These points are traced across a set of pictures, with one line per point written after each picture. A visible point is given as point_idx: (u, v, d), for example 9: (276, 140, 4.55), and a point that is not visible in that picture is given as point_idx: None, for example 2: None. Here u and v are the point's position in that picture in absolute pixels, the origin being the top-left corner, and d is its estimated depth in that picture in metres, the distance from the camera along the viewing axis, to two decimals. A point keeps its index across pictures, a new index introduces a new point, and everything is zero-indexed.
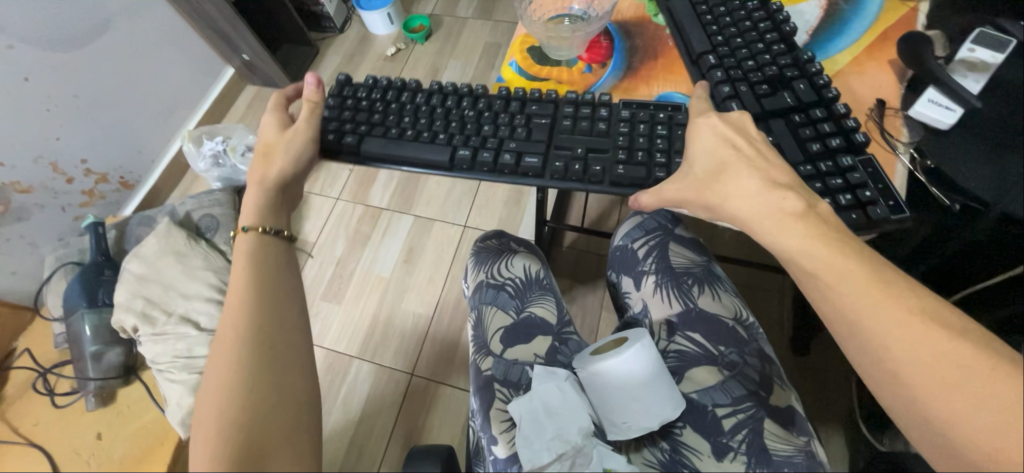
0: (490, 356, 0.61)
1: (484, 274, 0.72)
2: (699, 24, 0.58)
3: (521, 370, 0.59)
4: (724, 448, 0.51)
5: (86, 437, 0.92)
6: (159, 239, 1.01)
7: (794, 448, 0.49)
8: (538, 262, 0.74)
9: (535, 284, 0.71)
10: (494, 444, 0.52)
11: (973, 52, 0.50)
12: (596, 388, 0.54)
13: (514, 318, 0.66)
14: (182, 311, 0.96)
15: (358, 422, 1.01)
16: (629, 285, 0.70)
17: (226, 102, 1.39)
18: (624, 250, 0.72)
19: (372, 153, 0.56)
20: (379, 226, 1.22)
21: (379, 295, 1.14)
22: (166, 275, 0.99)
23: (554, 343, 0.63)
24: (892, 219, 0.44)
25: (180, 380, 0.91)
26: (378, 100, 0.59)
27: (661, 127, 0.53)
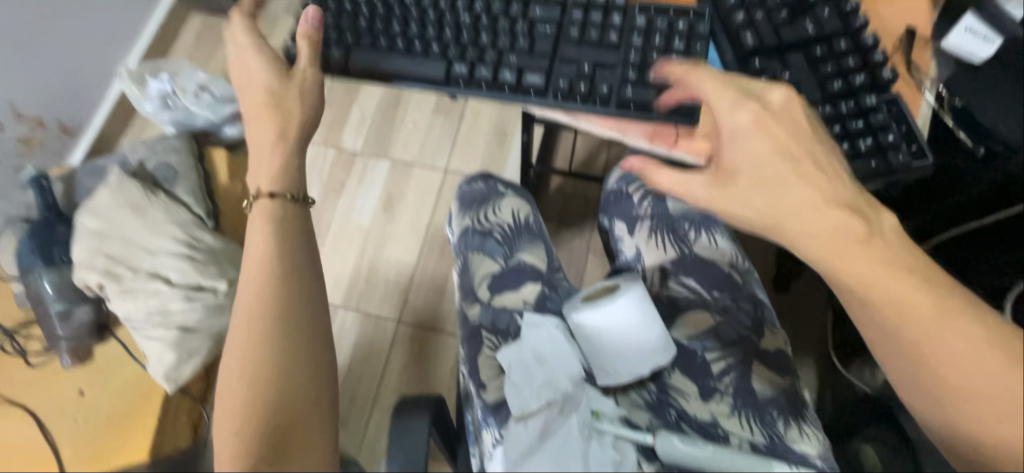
0: (477, 303, 0.59)
1: (469, 220, 0.66)
2: None
3: (509, 318, 0.57)
4: (711, 389, 0.53)
5: (67, 394, 0.90)
6: (111, 192, 0.93)
7: (778, 389, 0.52)
8: (527, 206, 0.69)
9: (525, 230, 0.67)
10: (482, 390, 0.52)
11: (970, 29, 0.49)
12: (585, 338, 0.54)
13: (502, 266, 0.63)
14: (150, 267, 0.91)
15: (348, 368, 1.02)
16: (623, 231, 0.68)
17: (168, 32, 1.23)
18: (618, 193, 0.71)
19: (361, 65, 0.52)
20: (354, 171, 1.15)
21: (360, 243, 1.10)
22: (126, 230, 0.92)
23: (543, 289, 0.61)
24: (913, 164, 0.44)
25: (158, 336, 0.89)
26: (366, 3, 0.53)
27: (678, 40, 0.49)
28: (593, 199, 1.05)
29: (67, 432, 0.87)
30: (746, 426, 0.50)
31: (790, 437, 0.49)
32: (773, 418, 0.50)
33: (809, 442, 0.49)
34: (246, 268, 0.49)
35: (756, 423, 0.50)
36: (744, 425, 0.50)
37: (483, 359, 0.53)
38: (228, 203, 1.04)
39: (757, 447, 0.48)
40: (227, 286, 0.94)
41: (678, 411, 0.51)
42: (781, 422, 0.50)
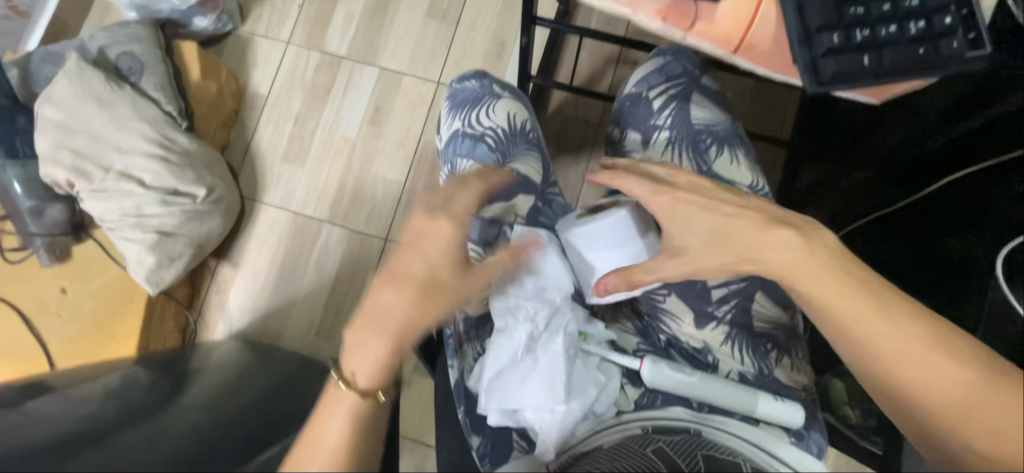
0: (466, 212, 0.54)
1: (460, 122, 0.61)
2: None
3: (499, 230, 0.54)
4: (708, 316, 0.50)
5: (50, 291, 0.90)
6: (71, 81, 0.85)
7: (777, 323, 0.50)
8: (524, 113, 0.63)
9: (519, 137, 0.61)
10: None
11: None
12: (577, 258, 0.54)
13: (495, 175, 0.57)
14: (121, 167, 0.86)
15: (333, 284, 1.01)
16: (635, 143, 0.60)
17: None
18: (636, 97, 0.61)
19: None
20: (340, 78, 1.06)
21: (346, 157, 1.04)
22: (91, 125, 0.85)
23: (536, 203, 0.57)
24: (968, 54, 0.40)
25: (136, 238, 0.87)
26: None
27: None
28: (593, 124, 0.99)
29: (54, 327, 0.89)
30: (738, 355, 0.50)
31: (779, 369, 0.49)
32: (766, 350, 0.50)
33: (797, 374, 0.49)
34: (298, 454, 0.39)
35: (747, 352, 0.50)
36: (733, 353, 0.50)
37: None
38: (202, 103, 0.98)
39: (746, 376, 0.48)
40: (206, 193, 0.90)
41: (668, 337, 0.52)
42: (774, 354, 0.49)
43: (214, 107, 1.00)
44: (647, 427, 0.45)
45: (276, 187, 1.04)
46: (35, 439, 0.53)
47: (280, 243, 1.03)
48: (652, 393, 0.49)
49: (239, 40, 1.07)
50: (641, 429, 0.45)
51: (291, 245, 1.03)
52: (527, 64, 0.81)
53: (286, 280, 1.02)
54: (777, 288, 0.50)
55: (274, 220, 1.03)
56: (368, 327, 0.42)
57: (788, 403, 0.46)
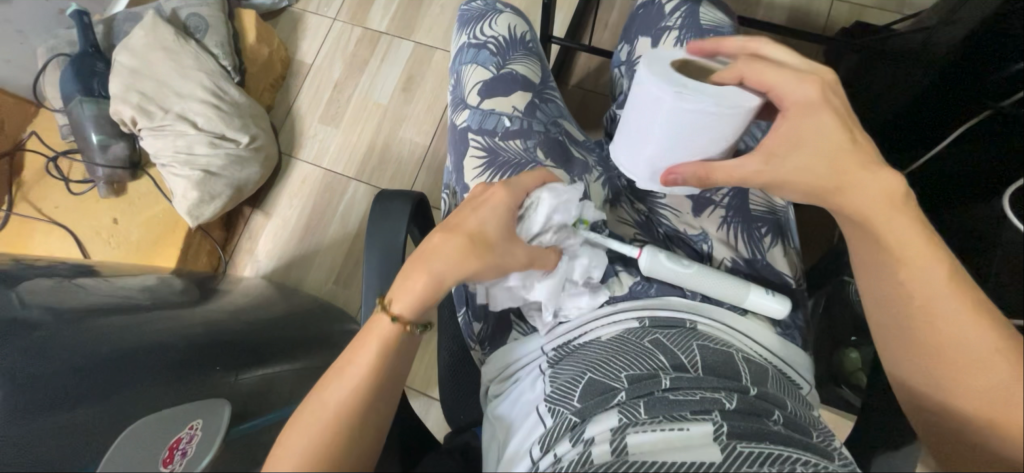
0: (466, 110, 0.59)
1: (465, 37, 0.63)
2: None
3: (496, 121, 0.57)
4: (706, 203, 0.54)
5: (103, 220, 1.00)
6: (148, 33, 0.97)
7: (770, 209, 0.54)
8: (523, 25, 0.64)
9: (520, 45, 0.62)
10: (467, 189, 0.56)
11: None
12: (670, 125, 0.44)
13: (494, 74, 0.60)
14: (179, 110, 0.96)
15: (355, 236, 1.07)
16: (645, 46, 0.61)
17: None
18: (648, 6, 0.62)
19: None
20: (378, 50, 1.15)
21: (376, 122, 1.12)
22: (159, 72, 0.96)
23: (533, 99, 0.59)
24: None
25: (183, 175, 0.96)
26: None
27: None
28: None
29: (102, 252, 0.98)
30: (732, 240, 0.53)
31: (773, 254, 0.52)
32: (760, 233, 0.53)
33: (785, 257, 0.52)
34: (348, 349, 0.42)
35: (742, 235, 0.53)
36: (730, 235, 0.53)
37: (468, 158, 0.57)
38: (255, 64, 1.08)
39: (738, 261, 0.52)
40: (249, 141, 0.99)
41: (667, 228, 0.55)
42: (767, 236, 0.53)
43: (264, 69, 1.10)
44: (644, 320, 0.47)
45: (310, 145, 1.12)
46: (77, 302, 0.58)
47: (309, 196, 1.09)
48: (646, 281, 0.51)
49: (292, 15, 1.19)
50: (639, 322, 0.47)
51: (319, 198, 1.09)
52: (549, 26, 0.86)
53: (312, 230, 1.08)
54: None
55: (306, 174, 1.10)
56: (416, 270, 0.42)
57: (777, 297, 0.48)
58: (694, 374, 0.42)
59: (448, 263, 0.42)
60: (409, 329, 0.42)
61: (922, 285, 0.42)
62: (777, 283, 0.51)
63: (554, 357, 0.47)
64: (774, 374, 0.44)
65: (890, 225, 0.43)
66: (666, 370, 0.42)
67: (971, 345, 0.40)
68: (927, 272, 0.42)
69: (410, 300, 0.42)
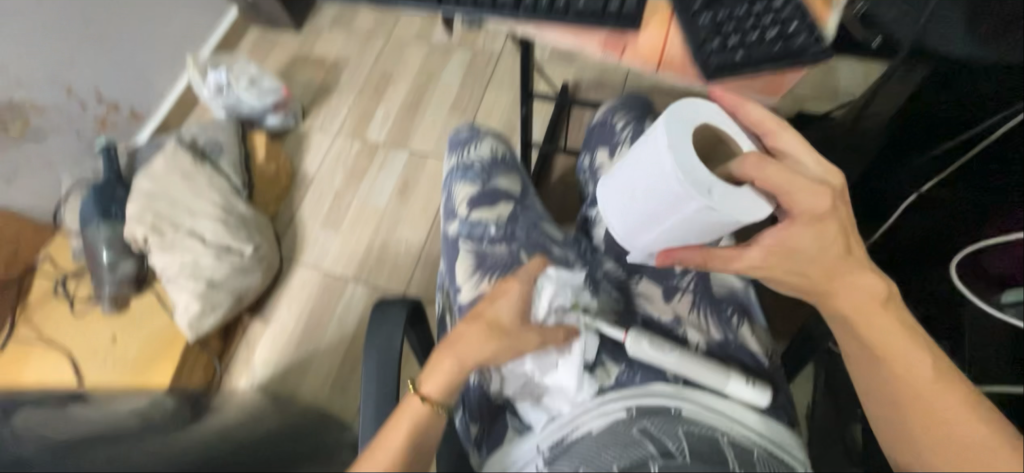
0: (456, 220, 0.64)
1: (454, 160, 0.69)
2: None
3: (483, 229, 0.62)
4: (673, 289, 0.58)
5: (103, 338, 1.01)
6: (167, 159, 1.07)
7: (731, 288, 0.58)
8: (503, 145, 0.71)
9: (500, 163, 0.68)
10: (460, 292, 0.59)
11: None
12: (681, 220, 0.47)
13: (479, 189, 0.65)
14: (190, 226, 1.02)
15: (353, 335, 1.07)
16: (603, 156, 0.68)
17: (230, 42, 1.47)
18: (603, 124, 0.70)
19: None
20: (376, 159, 1.26)
21: (374, 224, 1.18)
22: (174, 193, 1.04)
23: (515, 209, 0.64)
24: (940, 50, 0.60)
25: (187, 287, 0.99)
26: None
27: None
28: None
29: (98, 371, 0.98)
30: (703, 323, 0.56)
31: (742, 333, 0.55)
32: (727, 313, 0.56)
33: (755, 335, 0.55)
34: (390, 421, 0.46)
35: (711, 315, 0.56)
36: (701, 317, 0.56)
37: (459, 264, 0.60)
38: (262, 179, 1.17)
39: (711, 344, 0.54)
40: (253, 250, 1.04)
41: (643, 317, 0.57)
42: (735, 316, 0.56)
43: (270, 183, 1.19)
44: (631, 409, 0.46)
45: (312, 249, 1.17)
46: (70, 430, 0.57)
47: (308, 299, 1.12)
48: (631, 370, 0.53)
49: (298, 134, 1.32)
50: (626, 411, 0.46)
51: (318, 301, 1.11)
52: (529, 133, 0.96)
53: (311, 332, 1.09)
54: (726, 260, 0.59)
55: (305, 278, 1.14)
56: (444, 354, 0.48)
57: (757, 388, 0.49)
58: (682, 461, 0.41)
59: (469, 346, 0.48)
60: (438, 409, 0.46)
61: (907, 376, 0.45)
62: (751, 363, 0.53)
63: (551, 455, 0.45)
64: (761, 457, 0.43)
65: (875, 322, 0.46)
66: (654, 458, 0.41)
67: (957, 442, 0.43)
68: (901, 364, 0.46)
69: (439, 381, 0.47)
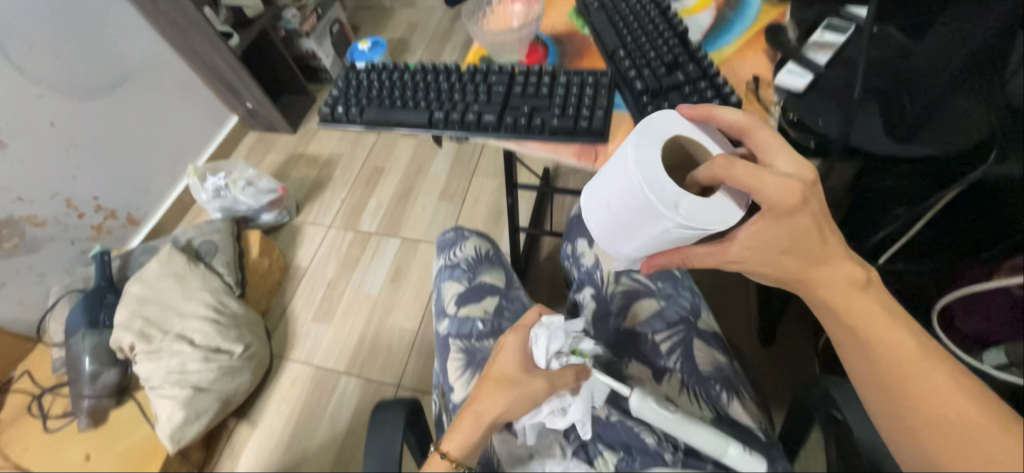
0: (445, 319, 0.66)
1: (442, 259, 0.73)
2: (612, 27, 0.57)
3: (472, 325, 0.64)
4: (662, 370, 0.58)
5: (75, 457, 0.95)
6: (161, 263, 1.07)
7: (718, 364, 0.58)
8: (487, 242, 0.75)
9: (484, 259, 0.72)
10: (453, 390, 0.60)
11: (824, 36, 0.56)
12: (656, 234, 0.39)
13: (466, 286, 0.68)
14: (179, 329, 1.01)
15: (345, 434, 1.03)
16: (584, 244, 0.73)
17: (230, 146, 1.57)
18: (579, 216, 0.76)
19: (372, 118, 0.55)
20: (368, 249, 1.29)
21: (366, 314, 1.18)
22: (165, 296, 1.04)
23: (500, 302, 0.67)
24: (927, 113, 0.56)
25: (172, 395, 0.95)
26: (391, 78, 0.57)
27: (593, 85, 0.51)
28: None
29: None
30: (696, 404, 0.55)
31: (735, 411, 0.54)
32: (717, 391, 0.56)
33: (751, 413, 0.54)
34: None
35: (701, 395, 0.55)
36: (692, 398, 0.55)
37: (450, 362, 0.61)
38: (255, 275, 1.18)
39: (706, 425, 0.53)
40: (243, 349, 1.02)
41: None
42: (725, 394, 0.55)
43: (262, 278, 1.20)
44: None
45: (302, 344, 1.15)
46: None
47: (298, 397, 1.08)
48: (629, 456, 0.53)
49: (292, 228, 1.36)
50: None
51: (309, 399, 1.07)
52: (516, 218, 1.01)
53: (300, 433, 1.03)
54: (709, 337, 0.60)
55: (297, 374, 1.11)
56: (461, 415, 0.52)
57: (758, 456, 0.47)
58: None
59: (483, 400, 0.51)
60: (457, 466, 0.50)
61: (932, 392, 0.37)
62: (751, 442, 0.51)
63: None
64: None
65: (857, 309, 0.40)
66: None
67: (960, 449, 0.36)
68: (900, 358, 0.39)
69: (456, 442, 0.50)
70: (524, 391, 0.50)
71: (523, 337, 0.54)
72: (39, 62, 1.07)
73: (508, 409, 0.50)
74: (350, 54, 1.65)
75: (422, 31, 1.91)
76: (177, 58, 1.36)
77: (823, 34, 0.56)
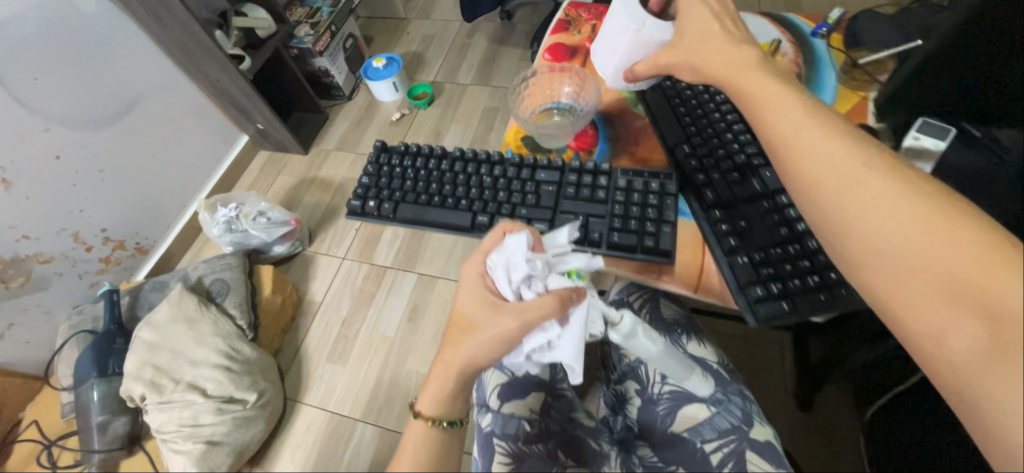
0: (489, 412, 0.70)
1: None
2: (673, 116, 0.61)
3: (517, 424, 0.68)
4: None
5: None
6: (171, 306, 1.04)
7: None
8: None
9: None
10: None
11: (919, 139, 0.58)
12: (621, 44, 0.60)
13: (510, 377, 0.74)
14: (190, 378, 0.98)
15: None
16: None
17: (241, 166, 1.51)
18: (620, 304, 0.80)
19: (406, 215, 0.59)
20: (384, 284, 1.25)
21: (383, 356, 1.14)
22: (176, 343, 1.00)
23: (546, 399, 0.72)
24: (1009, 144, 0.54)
25: (184, 450, 0.92)
26: (418, 167, 0.63)
27: (654, 196, 0.55)
28: None
29: None
30: None
31: None
32: None
33: None
34: (408, 432, 0.58)
35: None
36: None
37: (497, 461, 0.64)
38: (268, 315, 1.14)
39: None
40: (257, 398, 0.98)
41: None
42: None
43: (276, 317, 1.15)
44: None
45: (317, 387, 1.12)
46: None
47: (313, 445, 1.04)
48: None
49: (305, 258, 1.32)
50: None
51: (323, 447, 1.03)
52: None
53: None
54: (766, 448, 0.62)
55: (312, 420, 1.07)
56: (433, 368, 0.58)
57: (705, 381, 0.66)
58: None
59: (451, 346, 0.57)
60: (431, 422, 0.57)
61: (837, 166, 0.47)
62: None
63: None
64: None
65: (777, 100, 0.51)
66: None
67: (963, 270, 0.41)
68: (865, 202, 0.45)
69: (426, 399, 0.58)
70: (492, 328, 0.52)
71: (481, 264, 0.56)
72: (43, 92, 1.02)
73: (479, 351, 0.54)
74: (364, 72, 1.61)
75: (437, 45, 1.85)
76: (186, 78, 1.32)
77: (920, 139, 0.57)
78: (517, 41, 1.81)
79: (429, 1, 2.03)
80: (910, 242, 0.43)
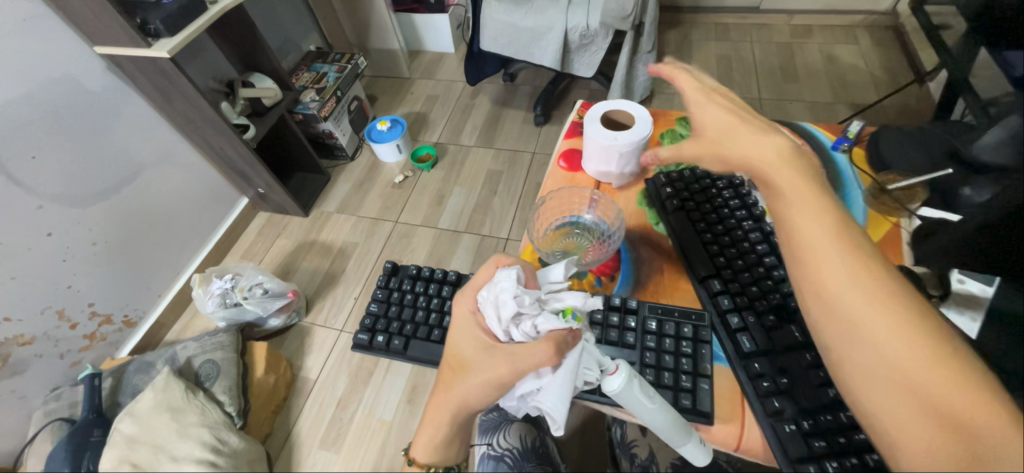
0: None
1: (484, 445, 0.71)
2: (701, 243, 0.61)
3: None
4: None
5: None
6: (155, 394, 0.98)
7: None
8: (533, 430, 0.74)
9: (532, 453, 0.70)
10: None
11: (963, 283, 0.52)
12: (599, 148, 0.67)
13: None
14: None
15: None
16: (633, 431, 0.76)
17: (237, 230, 1.48)
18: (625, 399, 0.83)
19: (416, 349, 0.67)
20: (382, 361, 1.19)
21: (380, 442, 1.05)
22: (158, 436, 0.91)
23: None
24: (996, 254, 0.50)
25: None
26: (422, 293, 0.73)
27: (686, 343, 0.53)
28: None
29: None
30: None
31: None
32: None
33: None
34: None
35: None
36: None
37: None
38: (259, 396, 1.09)
39: None
40: None
41: None
42: None
43: (267, 398, 1.10)
44: None
45: None
46: None
47: None
48: None
49: (301, 329, 1.27)
50: None
51: None
52: None
53: None
54: None
55: None
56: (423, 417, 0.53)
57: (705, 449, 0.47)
58: None
59: (444, 389, 0.52)
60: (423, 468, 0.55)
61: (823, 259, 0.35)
62: None
63: None
64: None
65: None
66: None
67: (949, 398, 0.32)
68: (861, 301, 0.34)
69: (421, 446, 0.54)
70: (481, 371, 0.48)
71: (473, 300, 0.54)
72: (42, 169, 1.00)
73: (471, 394, 0.49)
74: (368, 135, 1.61)
75: (441, 105, 1.87)
76: (190, 148, 1.32)
77: (965, 282, 0.52)
78: (521, 102, 1.83)
79: (433, 61, 2.08)
80: (897, 356, 0.33)
